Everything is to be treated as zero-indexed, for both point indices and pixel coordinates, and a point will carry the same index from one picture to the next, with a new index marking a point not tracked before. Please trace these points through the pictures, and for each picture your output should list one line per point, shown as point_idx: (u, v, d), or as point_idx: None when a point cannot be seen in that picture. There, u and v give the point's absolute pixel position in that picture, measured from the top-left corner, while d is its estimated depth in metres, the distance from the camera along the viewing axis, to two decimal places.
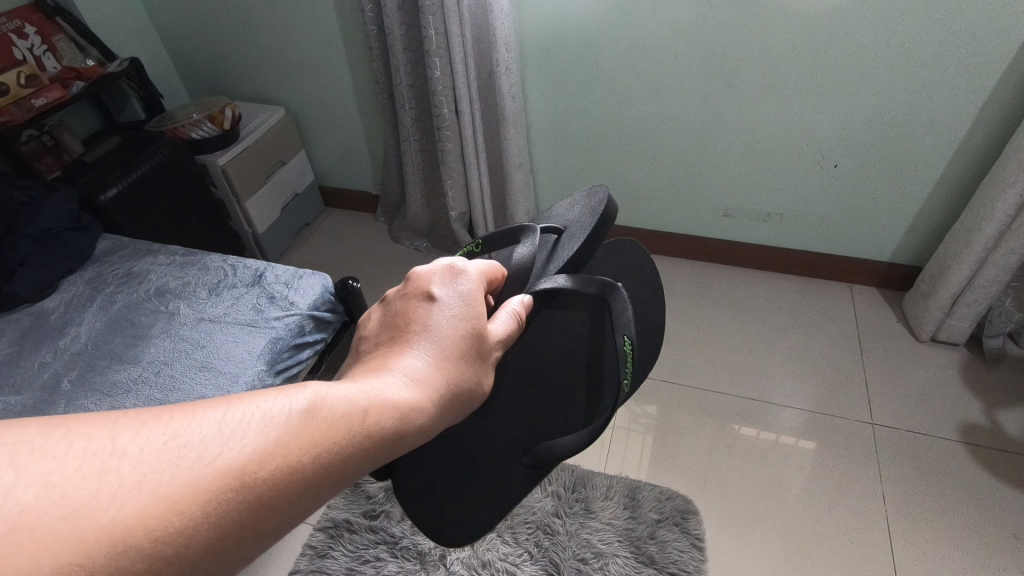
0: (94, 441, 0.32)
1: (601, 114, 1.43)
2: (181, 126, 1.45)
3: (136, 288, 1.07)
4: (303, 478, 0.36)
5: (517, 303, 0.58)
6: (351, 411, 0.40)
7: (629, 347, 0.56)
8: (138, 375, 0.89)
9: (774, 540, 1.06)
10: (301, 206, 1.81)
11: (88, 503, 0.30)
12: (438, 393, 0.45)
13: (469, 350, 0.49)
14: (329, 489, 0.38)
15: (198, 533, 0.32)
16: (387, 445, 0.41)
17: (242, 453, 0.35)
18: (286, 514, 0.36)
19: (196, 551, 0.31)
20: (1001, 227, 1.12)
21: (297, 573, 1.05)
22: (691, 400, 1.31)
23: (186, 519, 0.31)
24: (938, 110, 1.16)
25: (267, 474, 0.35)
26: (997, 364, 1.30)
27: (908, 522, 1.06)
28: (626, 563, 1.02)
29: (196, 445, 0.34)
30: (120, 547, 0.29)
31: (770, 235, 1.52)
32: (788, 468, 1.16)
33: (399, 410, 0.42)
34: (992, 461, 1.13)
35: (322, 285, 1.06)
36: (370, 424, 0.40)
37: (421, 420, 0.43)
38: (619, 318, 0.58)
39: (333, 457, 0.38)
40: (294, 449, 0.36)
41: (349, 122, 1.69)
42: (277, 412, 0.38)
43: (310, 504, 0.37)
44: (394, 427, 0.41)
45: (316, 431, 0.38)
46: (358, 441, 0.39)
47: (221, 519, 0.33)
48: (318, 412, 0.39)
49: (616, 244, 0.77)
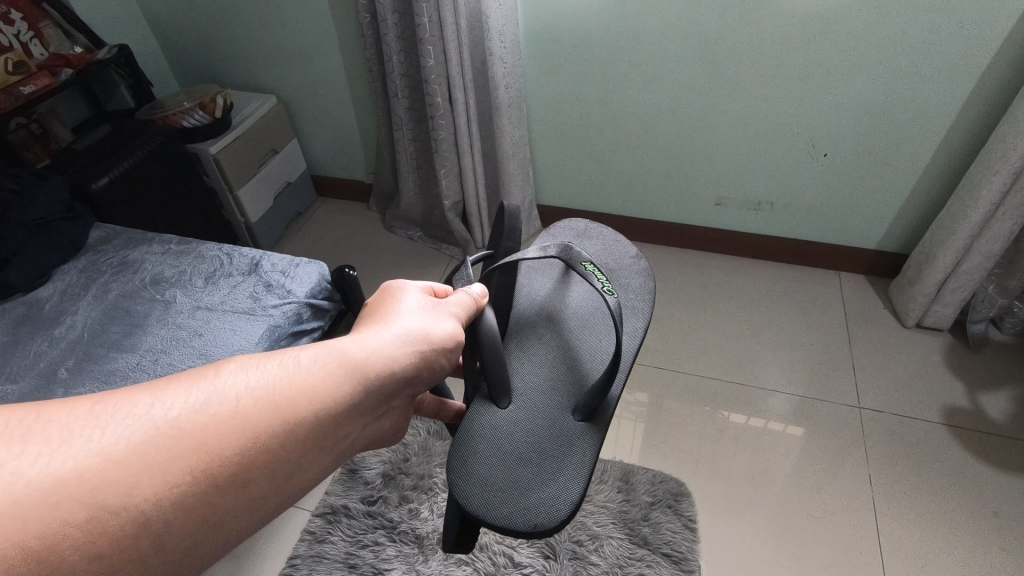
0: (15, 414, 0.34)
1: (594, 103, 1.44)
2: (172, 114, 1.43)
3: (132, 277, 1.06)
4: (252, 422, 0.39)
5: (475, 290, 0.66)
6: (289, 364, 0.44)
7: (591, 266, 0.70)
8: (136, 362, 0.90)
9: (764, 521, 1.09)
10: (293, 195, 1.81)
11: (13, 462, 0.32)
12: (390, 340, 0.50)
13: (413, 310, 0.56)
14: (290, 432, 0.41)
15: (140, 481, 0.34)
16: (342, 384, 0.45)
17: (177, 407, 0.38)
18: (242, 461, 0.38)
19: (142, 496, 0.33)
20: (985, 215, 1.15)
21: (295, 558, 1.06)
22: (683, 386, 1.33)
23: (125, 469, 0.34)
24: (924, 101, 1.18)
25: (207, 422, 0.38)
26: (981, 348, 1.33)
27: (894, 501, 1.10)
28: (620, 546, 1.04)
29: (128, 409, 0.37)
30: (55, 499, 0.31)
31: (762, 223, 1.54)
32: (778, 452, 1.19)
33: (344, 358, 0.46)
34: (977, 443, 1.17)
35: (320, 273, 1.06)
36: (314, 371, 0.44)
37: (375, 362, 0.48)
38: (574, 256, 0.70)
39: (281, 402, 0.41)
40: (233, 400, 0.40)
41: (341, 110, 1.68)
42: (210, 375, 0.41)
43: (270, 449, 0.39)
44: (341, 369, 0.46)
45: (258, 383, 0.42)
46: (306, 384, 0.43)
47: (167, 465, 0.35)
48: (256, 371, 0.42)
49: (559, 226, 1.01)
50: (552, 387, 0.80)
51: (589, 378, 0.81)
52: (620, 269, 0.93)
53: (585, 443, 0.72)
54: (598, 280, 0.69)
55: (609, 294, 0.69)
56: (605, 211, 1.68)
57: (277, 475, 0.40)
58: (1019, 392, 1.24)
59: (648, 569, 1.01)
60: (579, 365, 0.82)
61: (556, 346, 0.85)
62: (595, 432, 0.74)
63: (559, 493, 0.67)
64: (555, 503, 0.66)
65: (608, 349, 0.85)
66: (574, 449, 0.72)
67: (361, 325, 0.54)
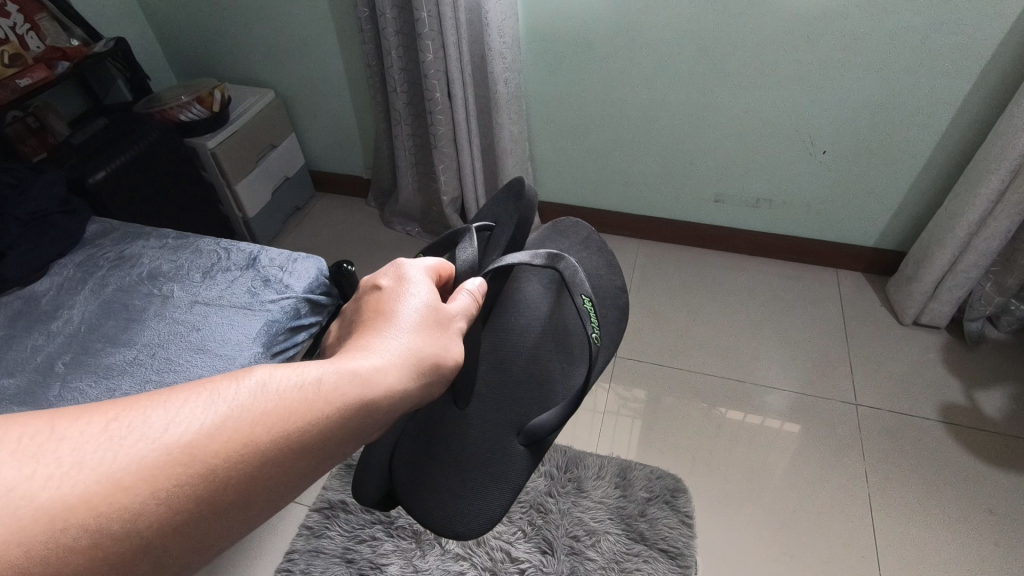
0: (28, 428, 0.34)
1: (594, 99, 1.43)
2: (169, 108, 1.43)
3: (129, 271, 1.06)
4: (260, 450, 0.39)
5: (472, 284, 0.61)
6: (306, 382, 0.43)
7: (588, 304, 0.68)
8: (134, 357, 0.89)
9: (761, 518, 1.09)
10: (291, 190, 1.80)
11: (22, 482, 0.32)
12: (403, 362, 0.49)
13: (425, 320, 0.54)
14: (295, 460, 0.40)
15: (144, 510, 0.34)
16: (352, 409, 0.44)
17: (192, 428, 0.37)
18: (245, 489, 0.38)
19: (147, 524, 0.34)
20: (982, 213, 1.15)
21: (293, 553, 1.06)
22: (680, 383, 1.33)
23: (131, 497, 0.34)
24: (923, 99, 1.18)
25: (216, 450, 0.37)
26: (977, 346, 1.33)
27: (890, 497, 1.10)
28: (617, 541, 1.05)
29: (139, 428, 0.36)
30: (60, 526, 0.31)
31: (760, 220, 1.54)
32: (775, 449, 1.19)
33: (358, 381, 0.45)
34: (973, 440, 1.17)
35: (317, 268, 1.06)
36: (326, 394, 0.43)
37: (385, 383, 0.47)
38: (574, 281, 0.68)
39: (290, 428, 0.41)
40: (247, 423, 0.39)
41: (340, 105, 1.67)
42: (224, 392, 0.40)
43: (274, 476, 0.39)
44: (355, 395, 0.44)
45: (269, 403, 0.41)
46: (316, 410, 0.42)
47: (175, 493, 0.35)
48: (269, 390, 0.42)
49: (559, 226, 1.00)
50: (513, 399, 0.79)
51: (547, 405, 0.77)
52: (607, 292, 0.89)
53: (518, 462, 0.72)
54: (589, 320, 0.68)
55: (594, 338, 0.68)
56: (604, 207, 1.68)
57: (276, 500, 0.40)
58: (1015, 390, 1.25)
59: (645, 564, 1.01)
60: (542, 387, 0.79)
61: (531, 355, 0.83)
62: (534, 457, 0.73)
63: (485, 509, 0.70)
64: (476, 518, 0.70)
65: (574, 382, 0.80)
66: (509, 471, 0.72)
67: (376, 330, 0.52)
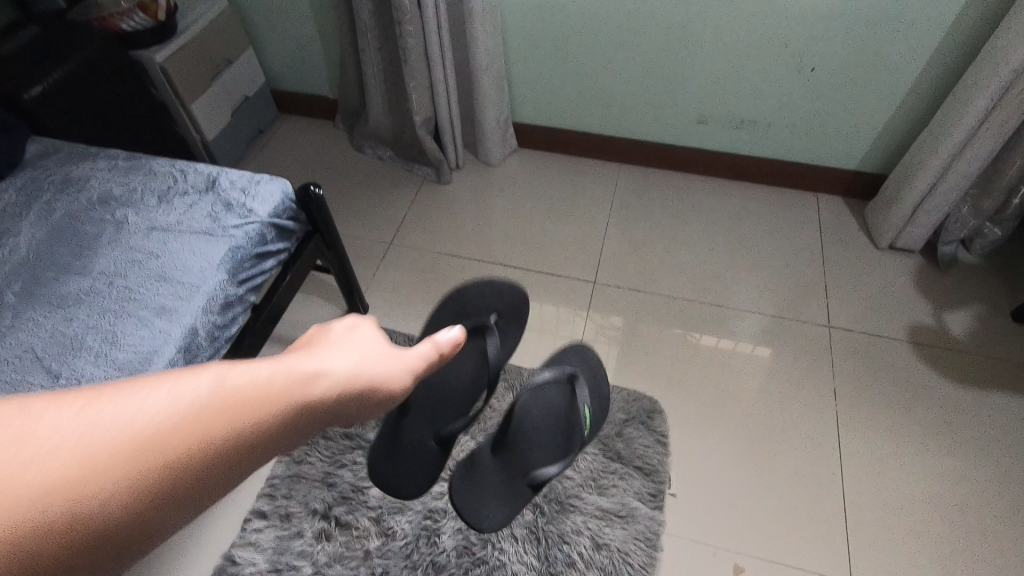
0: None
1: (575, 10, 1.34)
2: (109, 16, 1.29)
3: (78, 195, 0.98)
4: (198, 451, 0.34)
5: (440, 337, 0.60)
6: (256, 379, 0.38)
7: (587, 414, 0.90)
8: (90, 286, 0.85)
9: (732, 436, 1.13)
10: (252, 110, 1.68)
11: None
12: (351, 378, 0.45)
13: (376, 350, 0.50)
14: (228, 469, 0.36)
15: (56, 510, 0.29)
16: (295, 417, 0.39)
17: (123, 420, 0.33)
18: (172, 497, 0.33)
19: (54, 528, 0.29)
20: (968, 134, 1.13)
21: (274, 478, 1.07)
22: (657, 307, 1.33)
23: (42, 496, 0.29)
24: (919, 11, 1.13)
25: (149, 445, 0.32)
26: (949, 268, 1.35)
27: (856, 413, 1.15)
28: (595, 460, 1.08)
29: (56, 421, 0.31)
30: None
31: (744, 143, 1.50)
32: (748, 371, 1.22)
33: (307, 385, 0.41)
34: (938, 358, 1.21)
35: (283, 191, 0.99)
36: (276, 395, 0.38)
37: (330, 396, 0.42)
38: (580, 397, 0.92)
39: (237, 428, 0.36)
40: (185, 422, 0.34)
41: (300, 15, 1.54)
42: (164, 380, 0.35)
43: (201, 489, 0.35)
44: (301, 396, 0.40)
45: (213, 397, 0.36)
46: (264, 412, 0.37)
47: (80, 496, 0.30)
48: (216, 387, 0.36)
49: (580, 345, 1.08)
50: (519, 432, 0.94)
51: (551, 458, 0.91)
52: None
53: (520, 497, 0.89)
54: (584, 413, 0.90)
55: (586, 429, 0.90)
56: (584, 129, 1.61)
57: (194, 512, 0.35)
58: (981, 310, 1.28)
59: (621, 481, 1.06)
60: (549, 438, 0.93)
61: (540, 420, 0.95)
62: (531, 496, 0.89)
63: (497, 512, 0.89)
64: (488, 515, 0.89)
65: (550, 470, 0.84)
66: (511, 497, 0.90)
67: (326, 342, 0.48)
